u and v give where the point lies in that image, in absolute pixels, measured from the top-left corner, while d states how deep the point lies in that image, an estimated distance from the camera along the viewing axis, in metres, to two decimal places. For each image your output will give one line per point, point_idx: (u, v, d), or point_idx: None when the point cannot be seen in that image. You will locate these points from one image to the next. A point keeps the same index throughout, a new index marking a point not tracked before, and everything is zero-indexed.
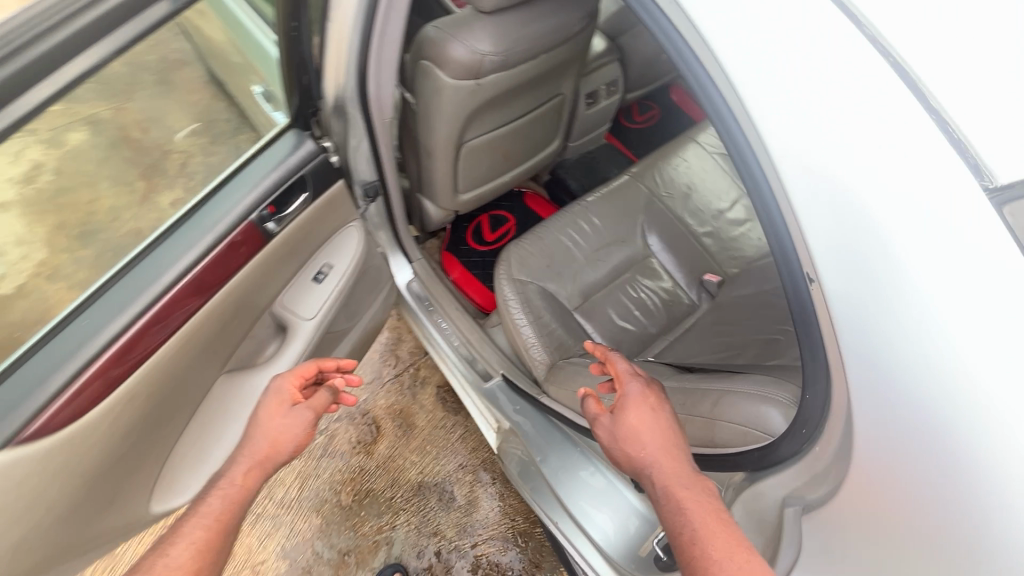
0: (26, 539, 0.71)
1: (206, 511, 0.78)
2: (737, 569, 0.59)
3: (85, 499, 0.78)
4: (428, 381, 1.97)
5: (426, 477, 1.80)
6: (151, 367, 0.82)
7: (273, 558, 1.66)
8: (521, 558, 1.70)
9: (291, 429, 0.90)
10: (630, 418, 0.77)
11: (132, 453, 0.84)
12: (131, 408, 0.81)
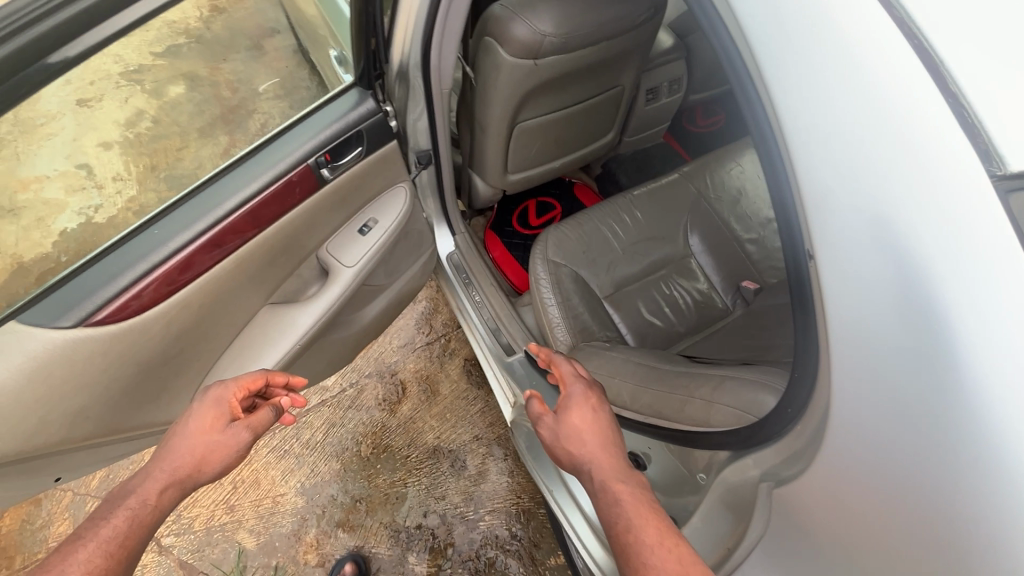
0: (84, 412, 0.81)
1: (110, 530, 0.77)
2: (658, 555, 0.64)
3: (136, 389, 0.88)
4: (456, 352, 2.04)
5: (441, 443, 1.87)
6: (205, 283, 0.91)
7: (292, 492, 1.77)
8: (521, 534, 1.74)
9: (221, 449, 0.92)
10: (571, 418, 0.87)
11: (180, 357, 0.93)
12: (185, 315, 0.90)
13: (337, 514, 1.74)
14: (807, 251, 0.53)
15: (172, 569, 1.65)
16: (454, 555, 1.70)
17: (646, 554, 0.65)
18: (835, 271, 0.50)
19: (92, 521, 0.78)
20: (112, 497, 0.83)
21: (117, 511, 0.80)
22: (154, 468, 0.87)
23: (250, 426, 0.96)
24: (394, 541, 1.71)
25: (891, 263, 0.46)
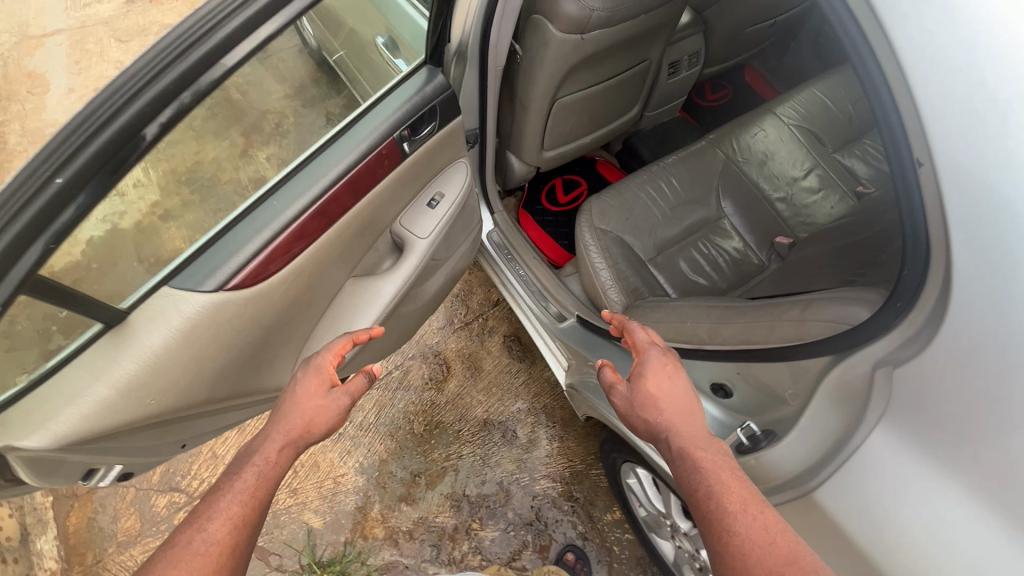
0: (222, 373, 0.87)
1: (242, 486, 0.83)
2: (742, 516, 0.71)
3: (258, 353, 0.94)
4: (495, 330, 2.09)
5: (491, 415, 1.93)
6: (313, 252, 0.97)
7: (352, 472, 1.82)
8: (578, 494, 1.81)
9: (326, 411, 0.97)
10: (644, 383, 0.93)
11: (291, 323, 0.99)
12: (297, 282, 0.96)
13: (399, 489, 1.79)
14: (918, 156, 0.66)
15: None
16: (515, 520, 1.76)
17: (732, 520, 0.71)
18: (949, 170, 0.62)
19: (226, 478, 0.84)
20: (241, 457, 0.89)
21: (246, 469, 0.86)
22: (272, 431, 0.93)
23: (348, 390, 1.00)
24: (456, 511, 1.77)
25: (991, 145, 0.59)
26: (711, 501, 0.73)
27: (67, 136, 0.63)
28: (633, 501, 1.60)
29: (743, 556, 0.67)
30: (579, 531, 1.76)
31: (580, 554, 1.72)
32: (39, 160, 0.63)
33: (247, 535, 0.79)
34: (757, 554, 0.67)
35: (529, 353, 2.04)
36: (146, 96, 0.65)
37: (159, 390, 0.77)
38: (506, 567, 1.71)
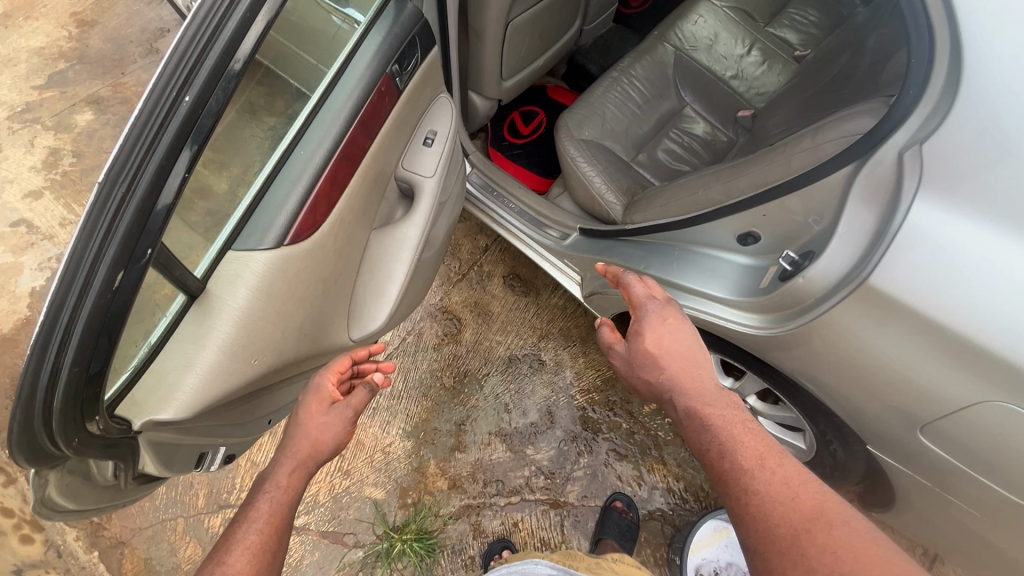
0: (302, 325, 0.97)
1: (257, 515, 0.90)
2: (760, 472, 0.81)
3: (323, 304, 1.01)
4: (494, 273, 2.11)
5: (514, 351, 1.98)
6: (348, 198, 1.01)
7: (398, 439, 1.84)
8: (614, 397, 1.90)
9: (330, 430, 1.01)
10: (648, 341, 1.03)
11: (343, 273, 1.06)
12: (342, 230, 1.01)
13: (448, 440, 1.83)
14: None
15: (317, 541, 1.71)
16: (564, 436, 1.84)
17: (747, 481, 0.80)
18: None
19: (242, 508, 0.92)
20: (258, 485, 0.96)
21: (262, 499, 0.93)
22: (281, 457, 0.99)
23: (348, 403, 1.01)
24: (508, 444, 1.83)
25: None
26: (729, 462, 0.84)
27: (132, 144, 0.64)
28: None
29: (765, 515, 0.77)
30: (624, 429, 1.86)
31: (629, 501, 1.75)
32: (115, 170, 0.63)
33: (267, 560, 0.86)
34: (774, 505, 0.77)
35: (531, 286, 2.09)
36: (172, 128, 0.66)
37: (259, 349, 0.89)
38: (569, 478, 1.79)
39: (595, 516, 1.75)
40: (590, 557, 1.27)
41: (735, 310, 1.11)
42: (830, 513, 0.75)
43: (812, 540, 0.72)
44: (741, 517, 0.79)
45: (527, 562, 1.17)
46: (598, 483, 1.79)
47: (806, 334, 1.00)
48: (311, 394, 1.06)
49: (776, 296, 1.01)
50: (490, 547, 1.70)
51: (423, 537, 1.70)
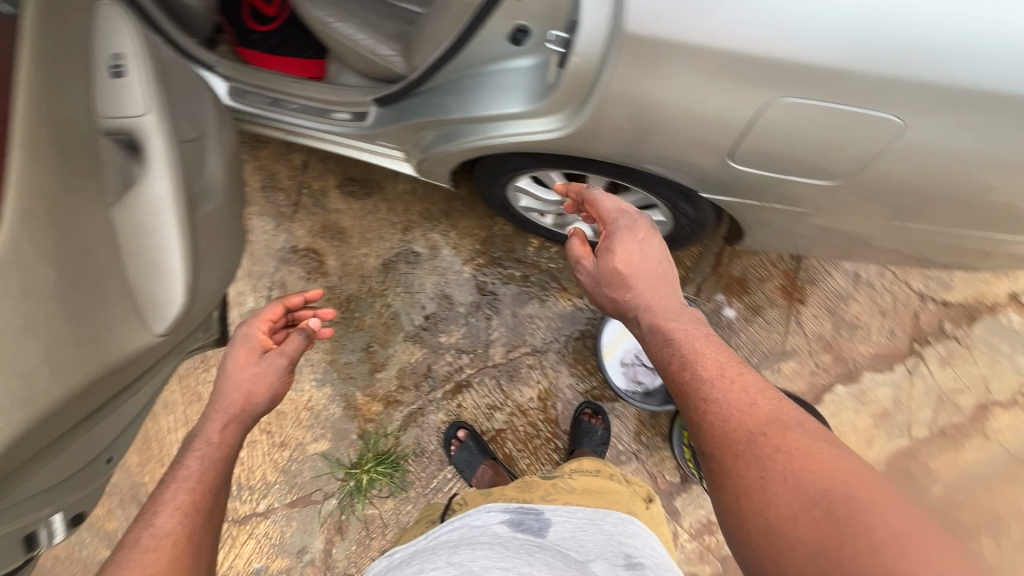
0: (49, 360, 0.80)
1: (188, 474, 0.95)
2: (722, 382, 0.85)
3: (73, 319, 0.85)
4: (327, 189, 1.90)
5: (385, 256, 1.86)
6: (22, 182, 0.80)
7: (315, 390, 1.77)
8: (497, 253, 1.86)
9: (260, 377, 1.15)
10: (619, 258, 1.06)
11: (87, 274, 0.89)
12: (38, 228, 0.81)
13: (364, 367, 1.79)
14: None
15: (289, 513, 1.69)
16: (468, 310, 1.82)
17: (703, 388, 0.85)
18: None
19: (173, 469, 0.97)
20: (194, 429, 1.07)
21: (193, 450, 1.01)
22: (214, 405, 1.11)
23: (279, 350, 1.18)
24: (421, 342, 1.80)
25: None
26: (690, 372, 0.88)
27: None
28: (535, 217, 1.65)
29: (720, 417, 0.81)
30: (519, 275, 1.85)
31: (596, 408, 1.75)
32: None
33: (198, 518, 0.91)
34: (732, 411, 0.82)
35: (371, 184, 1.90)
36: None
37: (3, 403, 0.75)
38: (490, 343, 1.81)
39: (525, 363, 1.79)
40: (545, 481, 1.23)
41: (540, 117, 1.07)
42: (783, 417, 0.80)
43: (766, 442, 0.77)
44: (695, 415, 0.84)
45: (478, 510, 1.08)
46: (516, 332, 1.81)
47: (606, 110, 0.99)
48: (234, 351, 1.17)
49: (567, 82, 0.98)
50: (447, 432, 1.74)
51: (383, 458, 1.72)
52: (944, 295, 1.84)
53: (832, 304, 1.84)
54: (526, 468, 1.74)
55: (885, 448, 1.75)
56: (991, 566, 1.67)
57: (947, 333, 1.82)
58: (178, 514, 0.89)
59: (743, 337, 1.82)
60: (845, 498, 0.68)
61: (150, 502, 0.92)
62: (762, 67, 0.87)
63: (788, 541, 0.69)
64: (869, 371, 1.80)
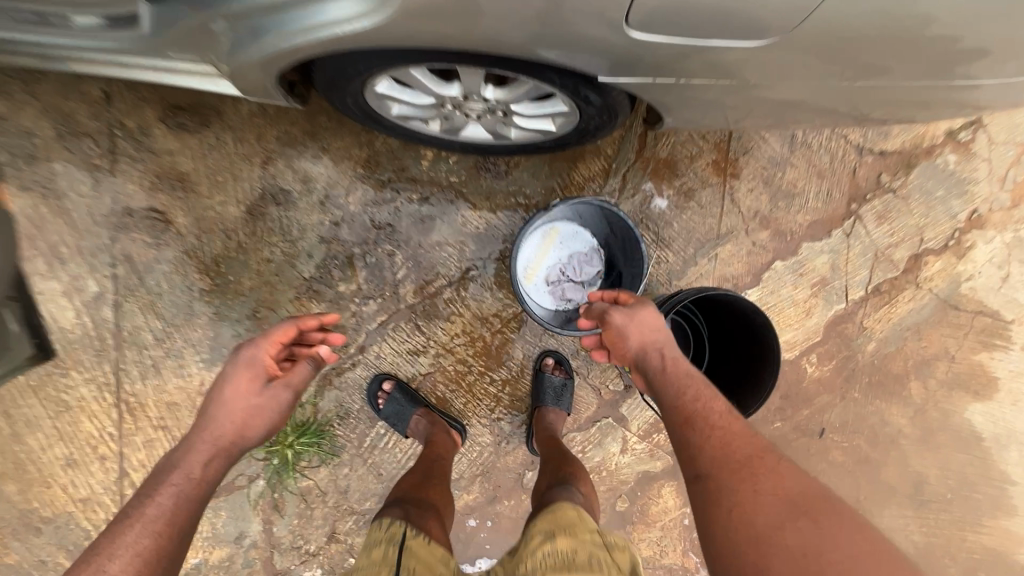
0: None
1: (157, 511, 0.90)
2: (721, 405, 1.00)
3: None
4: (147, 123, 1.47)
5: (248, 201, 1.51)
6: None
7: (206, 372, 1.52)
8: (387, 174, 1.55)
9: (256, 412, 1.06)
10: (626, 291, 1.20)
11: None
12: None
13: (257, 336, 1.53)
14: None
15: (215, 504, 1.53)
16: (364, 249, 1.55)
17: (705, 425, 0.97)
18: None
19: (138, 501, 0.91)
20: (180, 449, 1.01)
21: (166, 478, 0.95)
22: (199, 433, 1.01)
23: (284, 381, 1.11)
24: (318, 296, 1.54)
25: None
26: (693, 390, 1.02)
27: None
28: (418, 125, 1.33)
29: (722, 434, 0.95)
30: (416, 197, 1.56)
31: (559, 356, 1.60)
32: None
33: (157, 564, 0.85)
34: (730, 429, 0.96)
35: (204, 110, 1.48)
36: None
37: None
38: (399, 282, 1.56)
39: (442, 297, 1.57)
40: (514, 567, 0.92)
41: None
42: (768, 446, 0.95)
43: (760, 457, 0.91)
44: (686, 435, 0.97)
45: None
46: (426, 267, 1.57)
47: None
48: (232, 374, 1.07)
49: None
50: (369, 387, 1.55)
51: (305, 429, 1.54)
52: (881, 145, 1.70)
53: (767, 174, 1.67)
54: (464, 408, 1.60)
55: (823, 317, 1.70)
56: (917, 407, 1.75)
57: (884, 186, 1.70)
58: (156, 552, 0.86)
59: (676, 227, 1.64)
60: (817, 517, 0.81)
61: (112, 530, 0.87)
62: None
63: (772, 549, 0.79)
64: (807, 241, 1.69)
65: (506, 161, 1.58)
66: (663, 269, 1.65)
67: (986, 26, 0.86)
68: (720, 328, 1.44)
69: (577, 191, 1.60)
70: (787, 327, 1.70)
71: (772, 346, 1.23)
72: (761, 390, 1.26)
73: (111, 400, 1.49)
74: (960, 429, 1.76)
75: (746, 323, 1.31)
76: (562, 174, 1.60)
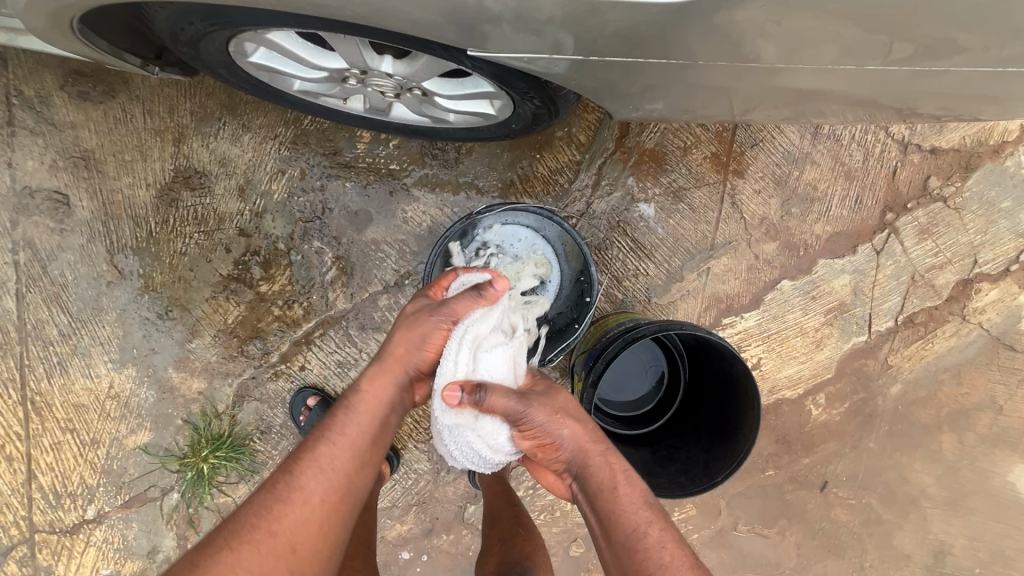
0: None
1: (273, 527, 0.79)
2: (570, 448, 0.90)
3: None
4: (46, 92, 1.29)
5: (159, 184, 1.33)
6: None
7: (115, 374, 1.38)
8: (316, 158, 1.33)
9: (371, 448, 0.91)
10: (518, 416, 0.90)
11: None
12: None
13: (170, 337, 1.37)
14: None
15: (126, 514, 1.42)
16: (289, 244, 1.34)
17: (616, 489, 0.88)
18: None
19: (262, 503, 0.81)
20: (282, 492, 0.82)
21: (283, 510, 0.81)
22: (316, 476, 0.84)
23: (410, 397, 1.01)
24: (237, 295, 1.36)
25: None
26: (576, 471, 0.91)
27: None
28: (334, 103, 1.08)
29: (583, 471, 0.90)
30: (350, 186, 1.34)
31: None
32: None
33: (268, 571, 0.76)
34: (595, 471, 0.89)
35: (108, 78, 1.30)
36: None
37: None
38: (327, 284, 1.36)
39: (376, 303, 1.36)
40: None
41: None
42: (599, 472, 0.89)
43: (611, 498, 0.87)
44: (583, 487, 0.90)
45: None
46: (359, 269, 1.36)
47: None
48: (365, 394, 0.94)
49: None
50: (293, 401, 1.37)
51: (219, 443, 1.38)
52: (934, 140, 1.35)
53: (780, 172, 1.35)
54: (399, 430, 1.42)
55: (838, 350, 1.40)
56: (948, 464, 1.44)
57: (932, 193, 1.36)
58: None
59: (661, 233, 1.36)
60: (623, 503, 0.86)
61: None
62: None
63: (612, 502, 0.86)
64: (826, 257, 1.37)
65: (456, 146, 1.33)
66: (642, 284, 1.37)
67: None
68: (697, 373, 1.20)
69: (541, 186, 1.34)
70: (791, 359, 1.41)
71: (753, 401, 1.00)
72: (735, 452, 1.02)
73: (16, 398, 1.39)
74: (1002, 495, 1.44)
75: (727, 367, 1.08)
76: (523, 164, 1.33)
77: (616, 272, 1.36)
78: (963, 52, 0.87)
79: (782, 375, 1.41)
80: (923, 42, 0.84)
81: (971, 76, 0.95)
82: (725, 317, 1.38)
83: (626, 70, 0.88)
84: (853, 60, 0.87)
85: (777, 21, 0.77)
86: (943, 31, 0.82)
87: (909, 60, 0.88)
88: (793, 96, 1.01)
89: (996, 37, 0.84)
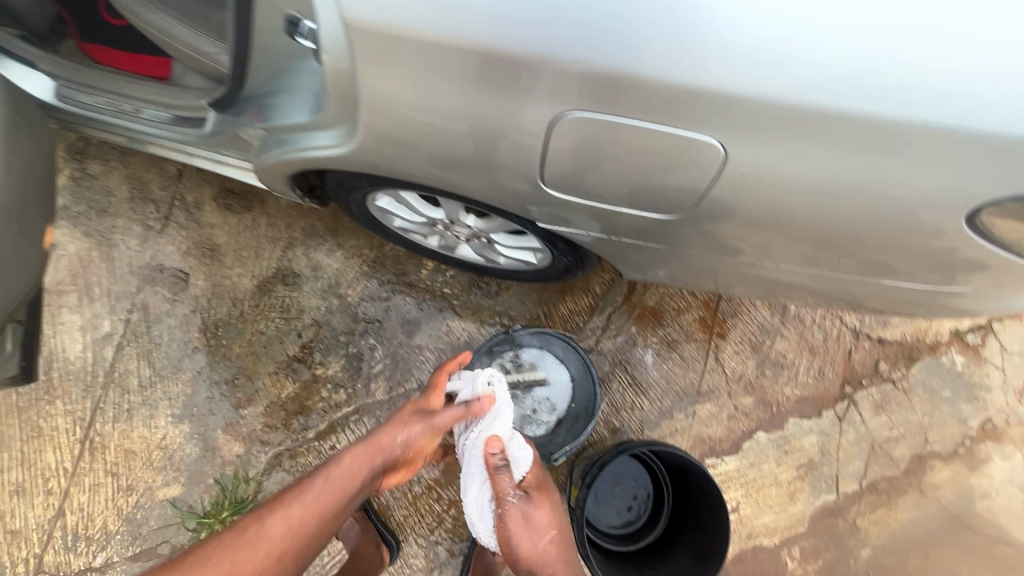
0: None
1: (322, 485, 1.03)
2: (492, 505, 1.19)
3: None
4: (201, 201, 1.72)
5: (261, 277, 1.68)
6: None
7: (171, 427, 1.57)
8: (386, 276, 1.68)
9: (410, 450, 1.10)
10: None
11: None
12: None
13: (228, 402, 1.59)
14: None
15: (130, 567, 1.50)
16: (350, 338, 1.64)
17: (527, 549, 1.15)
18: None
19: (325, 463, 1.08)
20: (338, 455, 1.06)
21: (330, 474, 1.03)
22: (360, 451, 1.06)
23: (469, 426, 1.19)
24: (295, 373, 1.61)
25: None
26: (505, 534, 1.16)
27: None
28: (418, 238, 1.47)
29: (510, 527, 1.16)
30: (410, 301, 1.67)
31: None
32: None
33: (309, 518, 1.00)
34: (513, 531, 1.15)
35: (250, 197, 1.73)
36: None
37: None
38: (372, 377, 1.61)
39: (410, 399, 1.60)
40: None
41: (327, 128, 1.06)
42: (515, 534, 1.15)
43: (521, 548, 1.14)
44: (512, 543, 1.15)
45: None
46: (401, 368, 1.62)
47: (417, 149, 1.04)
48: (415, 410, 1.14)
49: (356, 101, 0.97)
50: None
51: (241, 507, 1.52)
52: (880, 332, 1.66)
53: (756, 340, 1.66)
54: (403, 520, 1.53)
55: (809, 505, 1.56)
56: None
57: (882, 375, 1.64)
58: None
59: (656, 375, 1.63)
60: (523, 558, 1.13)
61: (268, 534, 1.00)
62: (574, 81, 0.83)
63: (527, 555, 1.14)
64: (795, 417, 1.61)
65: (498, 282, 1.69)
66: (637, 417, 1.60)
67: (950, 215, 0.91)
68: (680, 492, 1.37)
69: (561, 323, 1.66)
70: (766, 507, 1.56)
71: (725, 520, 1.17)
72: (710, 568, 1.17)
73: (78, 435, 1.57)
74: None
75: (703, 488, 1.26)
76: (549, 303, 1.67)
77: (615, 403, 1.61)
78: (894, 272, 1.14)
79: (759, 521, 1.55)
80: (865, 262, 1.11)
81: (913, 290, 1.22)
82: (708, 457, 1.58)
83: (637, 249, 1.25)
84: (814, 262, 1.15)
85: (755, 236, 1.08)
86: (877, 259, 1.09)
87: (856, 271, 1.16)
88: (755, 283, 1.37)
89: (915, 268, 1.12)
